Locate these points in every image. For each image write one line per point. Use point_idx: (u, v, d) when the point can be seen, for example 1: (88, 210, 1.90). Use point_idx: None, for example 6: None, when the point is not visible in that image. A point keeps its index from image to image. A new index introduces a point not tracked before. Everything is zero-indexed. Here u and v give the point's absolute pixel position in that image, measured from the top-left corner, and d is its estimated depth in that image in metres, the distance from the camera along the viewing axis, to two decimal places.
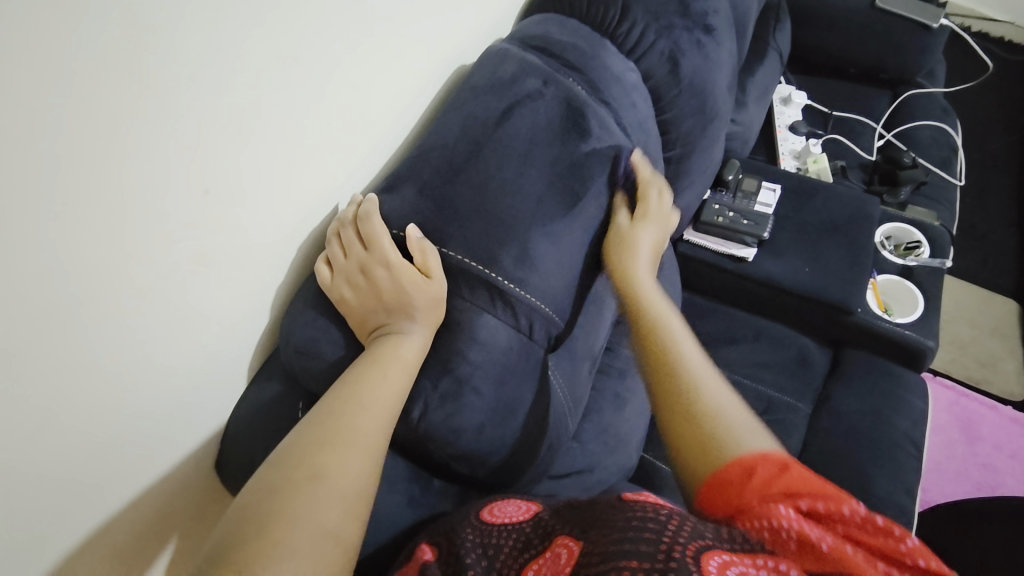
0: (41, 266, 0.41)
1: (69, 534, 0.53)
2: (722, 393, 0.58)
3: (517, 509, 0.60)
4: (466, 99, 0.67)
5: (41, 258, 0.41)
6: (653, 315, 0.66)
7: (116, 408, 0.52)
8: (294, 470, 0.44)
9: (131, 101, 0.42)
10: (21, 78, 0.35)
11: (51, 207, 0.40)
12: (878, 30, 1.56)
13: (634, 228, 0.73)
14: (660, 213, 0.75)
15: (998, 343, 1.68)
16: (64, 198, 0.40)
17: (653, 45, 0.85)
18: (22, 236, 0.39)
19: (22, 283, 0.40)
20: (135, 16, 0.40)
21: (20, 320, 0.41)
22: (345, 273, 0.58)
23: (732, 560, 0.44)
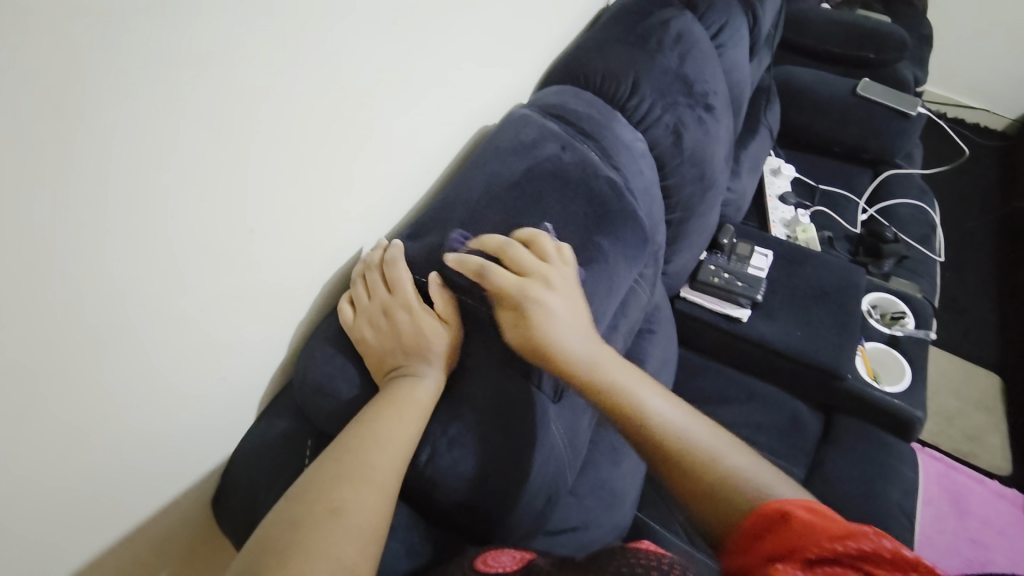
0: (101, 288, 0.44)
1: (60, 568, 0.52)
2: (723, 450, 0.57)
3: (511, 559, 0.59)
4: (489, 158, 0.72)
5: (96, 281, 0.43)
6: (620, 393, 0.60)
7: (133, 434, 0.53)
8: (314, 504, 0.45)
9: (203, 146, 0.47)
10: (112, 123, 0.40)
11: (117, 235, 0.43)
12: (859, 115, 1.70)
13: (535, 326, 0.60)
14: (555, 268, 0.62)
15: (984, 416, 1.71)
16: (131, 228, 0.44)
17: (659, 118, 0.93)
18: (91, 258, 0.42)
19: (80, 303, 0.43)
20: (217, 74, 0.46)
21: (67, 339, 0.43)
22: (368, 315, 0.60)
23: None
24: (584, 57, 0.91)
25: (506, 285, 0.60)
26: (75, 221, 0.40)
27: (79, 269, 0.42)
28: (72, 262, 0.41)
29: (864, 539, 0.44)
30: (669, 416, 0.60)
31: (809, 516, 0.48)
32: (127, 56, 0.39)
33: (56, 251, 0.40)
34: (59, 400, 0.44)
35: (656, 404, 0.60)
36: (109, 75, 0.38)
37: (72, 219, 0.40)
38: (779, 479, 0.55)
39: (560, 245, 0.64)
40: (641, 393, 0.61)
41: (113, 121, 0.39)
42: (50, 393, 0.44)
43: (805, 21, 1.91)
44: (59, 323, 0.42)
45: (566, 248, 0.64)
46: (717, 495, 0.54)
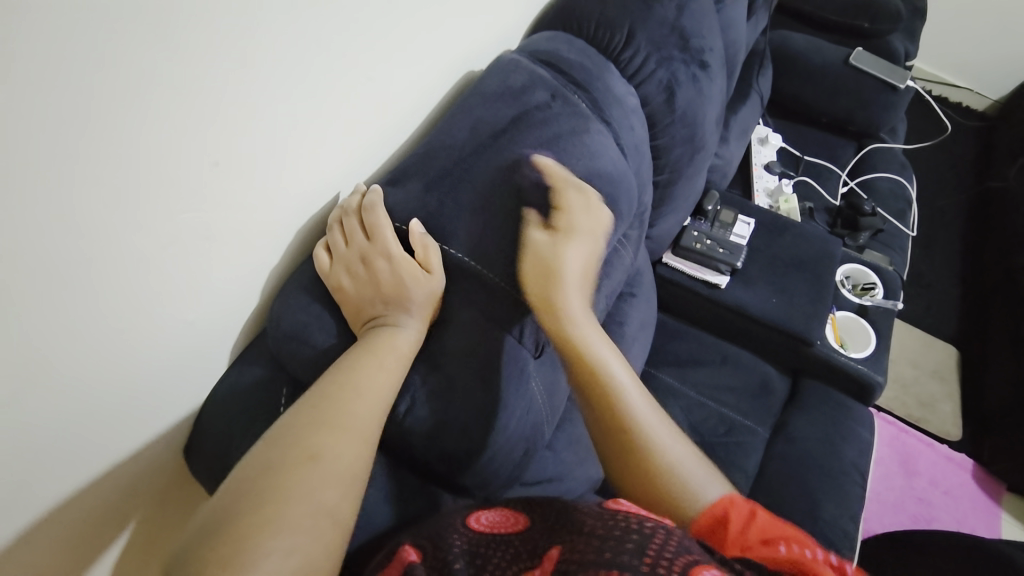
0: (57, 223, 0.41)
1: (28, 510, 0.51)
2: (668, 438, 0.60)
3: (500, 519, 0.61)
4: (476, 103, 0.68)
5: (60, 215, 0.41)
6: (589, 351, 0.63)
7: (102, 378, 0.51)
8: (290, 450, 0.44)
9: (169, 72, 0.44)
10: (66, 36, 0.36)
11: (76, 165, 0.40)
12: (850, 85, 1.69)
13: (541, 254, 0.64)
14: (580, 213, 0.67)
15: (938, 385, 1.81)
16: (89, 156, 0.41)
17: (652, 73, 0.90)
18: (42, 187, 0.39)
19: (37, 238, 0.40)
20: None
21: (25, 275, 0.40)
22: (345, 262, 0.58)
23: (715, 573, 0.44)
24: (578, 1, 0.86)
25: (559, 220, 0.65)
26: (34, 148, 0.37)
27: (31, 199, 0.39)
28: (31, 193, 0.38)
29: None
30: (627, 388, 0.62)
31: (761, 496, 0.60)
32: None
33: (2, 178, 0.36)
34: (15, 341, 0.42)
35: (625, 376, 0.63)
36: None
37: (17, 142, 0.36)
38: (706, 477, 0.58)
39: (597, 215, 0.68)
40: (608, 359, 0.63)
41: (70, 35, 0.36)
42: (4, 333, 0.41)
43: None
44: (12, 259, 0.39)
45: (596, 208, 0.68)
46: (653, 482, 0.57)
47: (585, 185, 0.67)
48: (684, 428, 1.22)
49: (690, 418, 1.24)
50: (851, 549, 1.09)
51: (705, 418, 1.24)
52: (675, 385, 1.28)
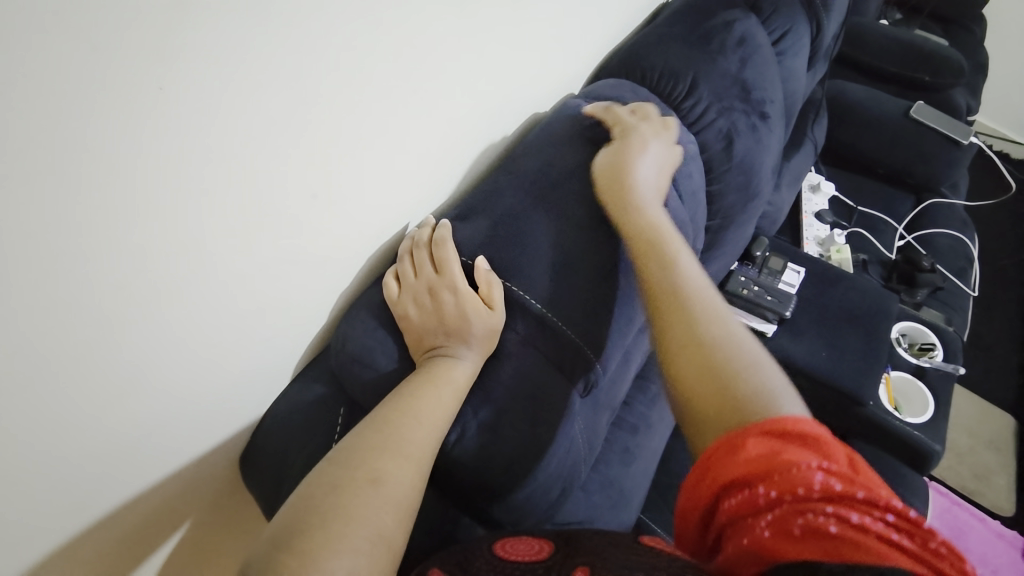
0: (171, 240, 0.45)
1: (100, 504, 0.54)
2: (730, 319, 0.58)
3: (528, 548, 0.60)
4: (543, 145, 0.70)
5: (171, 231, 0.45)
6: (654, 231, 0.65)
7: (181, 383, 0.55)
8: (355, 470, 0.46)
9: (279, 108, 0.48)
10: (204, 75, 0.41)
11: (192, 187, 0.45)
12: (909, 138, 1.65)
13: (621, 153, 0.70)
14: (652, 127, 0.74)
15: (996, 456, 1.69)
16: (207, 184, 0.46)
17: (712, 122, 0.91)
18: (162, 204, 0.43)
19: (150, 250, 0.44)
20: (301, 39, 0.47)
21: (135, 282, 0.45)
22: (413, 292, 0.60)
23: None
24: (643, 51, 0.89)
25: (617, 118, 0.73)
26: (161, 171, 0.42)
27: (156, 217, 0.43)
28: (154, 210, 0.43)
29: (814, 473, 0.42)
30: (693, 275, 0.62)
31: (769, 445, 0.45)
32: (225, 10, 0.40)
33: (136, 200, 0.41)
34: (122, 341, 0.46)
35: (688, 263, 0.63)
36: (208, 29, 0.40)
37: (151, 170, 0.41)
38: (772, 374, 0.53)
39: (673, 134, 0.76)
40: (675, 245, 0.64)
41: (205, 75, 0.41)
42: (115, 333, 0.45)
43: (863, 34, 1.84)
44: (131, 270, 0.44)
45: (666, 122, 0.77)
46: (697, 352, 0.54)
47: (654, 106, 0.77)
48: None
49: None
50: None
51: None
52: None
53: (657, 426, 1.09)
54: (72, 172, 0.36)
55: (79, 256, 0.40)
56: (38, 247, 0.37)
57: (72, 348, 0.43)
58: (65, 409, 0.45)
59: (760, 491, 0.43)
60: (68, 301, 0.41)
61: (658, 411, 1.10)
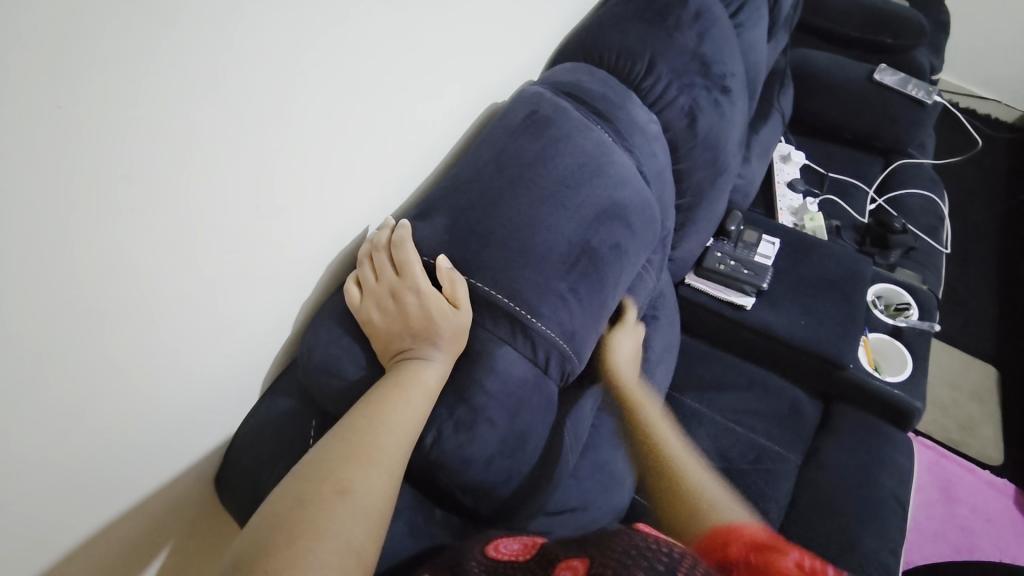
0: (102, 263, 0.43)
1: (67, 542, 0.52)
2: None
3: (520, 546, 0.63)
4: (501, 136, 0.68)
5: (104, 251, 0.43)
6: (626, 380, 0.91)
7: (140, 410, 0.53)
8: (321, 484, 0.45)
9: (209, 117, 0.46)
10: (116, 86, 0.39)
11: (120, 206, 0.42)
12: (875, 102, 1.68)
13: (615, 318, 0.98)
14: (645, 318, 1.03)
15: (978, 407, 1.74)
16: (137, 203, 0.44)
17: (674, 100, 0.90)
18: (88, 228, 0.41)
19: (82, 276, 0.42)
20: (224, 46, 0.45)
21: (70, 313, 0.42)
22: (375, 296, 0.59)
23: None
24: (598, 33, 0.87)
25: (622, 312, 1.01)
26: (82, 192, 0.39)
27: (84, 244, 0.41)
28: (79, 234, 0.41)
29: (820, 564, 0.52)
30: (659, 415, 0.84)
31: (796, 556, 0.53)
32: (130, 19, 0.38)
33: (53, 225, 0.39)
34: (66, 376, 0.44)
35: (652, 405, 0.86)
36: (111, 38, 0.37)
37: (66, 194, 0.39)
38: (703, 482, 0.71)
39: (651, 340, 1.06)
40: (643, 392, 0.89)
41: (117, 88, 0.39)
42: (54, 370, 0.43)
43: (823, 1, 1.85)
44: (59, 299, 0.41)
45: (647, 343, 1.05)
46: None
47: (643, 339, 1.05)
48: (709, 454, 1.19)
49: (716, 444, 1.21)
50: None
51: (733, 444, 1.21)
52: (700, 410, 1.25)
53: None
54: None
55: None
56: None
57: (10, 388, 0.41)
58: (13, 451, 0.43)
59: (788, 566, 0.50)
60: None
61: (645, 392, 1.10)
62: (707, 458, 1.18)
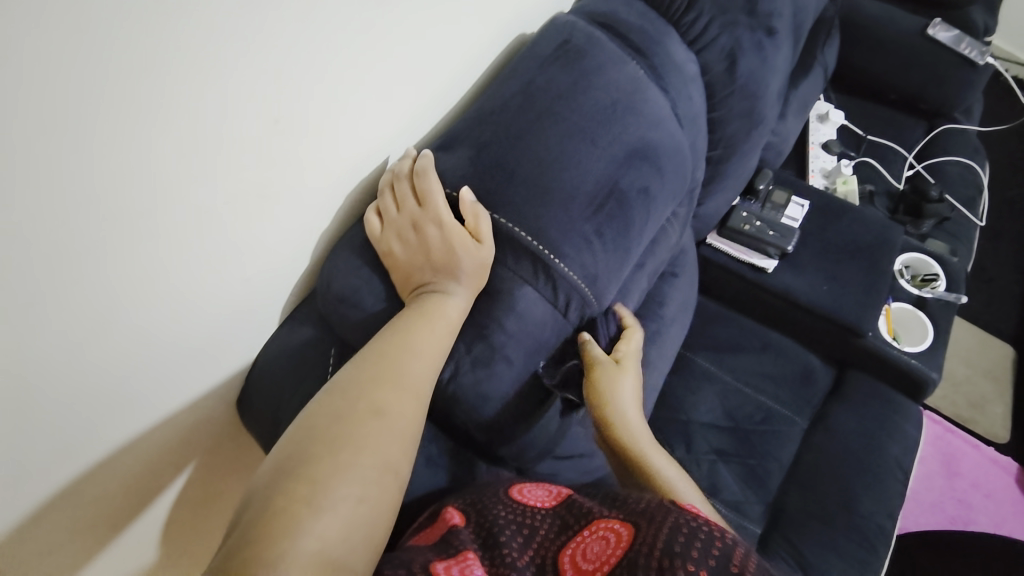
0: (121, 169, 0.42)
1: (97, 447, 0.54)
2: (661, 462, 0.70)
3: (546, 494, 0.66)
4: (530, 66, 0.64)
5: (124, 156, 0.42)
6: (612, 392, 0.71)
7: (165, 325, 0.54)
8: (357, 402, 0.48)
9: (228, 19, 0.43)
10: None
11: (138, 108, 0.41)
12: (926, 59, 1.56)
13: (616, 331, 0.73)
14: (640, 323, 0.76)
15: (992, 386, 1.72)
16: (155, 107, 0.42)
17: (714, 39, 0.84)
18: (106, 130, 0.40)
19: (102, 180, 0.41)
20: None
21: (92, 218, 0.42)
22: (396, 228, 0.58)
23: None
24: None
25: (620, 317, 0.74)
26: (99, 88, 0.38)
27: (107, 154, 0.41)
28: (98, 135, 0.39)
29: None
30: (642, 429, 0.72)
31: None
32: None
33: (70, 122, 0.38)
34: (93, 285, 0.45)
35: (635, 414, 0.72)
36: None
37: (83, 88, 0.37)
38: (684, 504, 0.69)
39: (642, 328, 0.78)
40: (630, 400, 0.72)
41: None
42: (79, 275, 0.44)
43: None
44: (80, 202, 0.41)
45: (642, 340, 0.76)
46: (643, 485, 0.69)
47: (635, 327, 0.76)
48: (717, 413, 1.20)
49: (724, 404, 1.21)
50: (886, 544, 1.07)
51: (741, 405, 1.21)
52: (711, 370, 1.25)
53: (658, 364, 1.10)
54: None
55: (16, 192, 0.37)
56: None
57: (31, 288, 0.41)
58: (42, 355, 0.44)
59: None
60: (15, 241, 0.38)
61: (659, 348, 1.10)
62: (714, 417, 1.19)
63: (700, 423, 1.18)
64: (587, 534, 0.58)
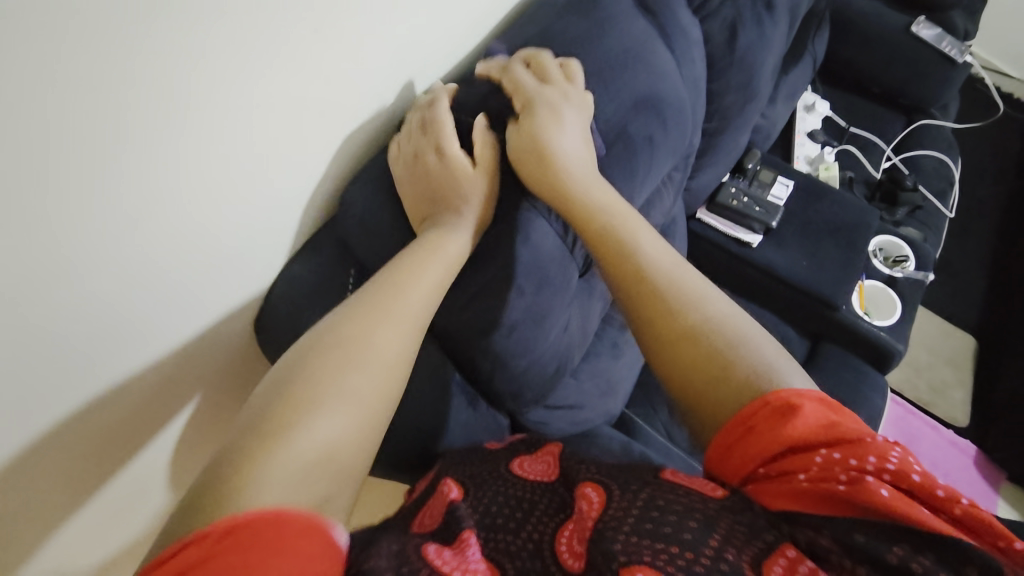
0: (163, 62, 0.43)
1: (121, 356, 0.56)
2: (687, 284, 0.55)
3: (545, 467, 0.66)
4: (546, 15, 0.68)
5: (168, 49, 0.43)
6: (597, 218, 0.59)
7: (190, 234, 0.55)
8: (344, 337, 0.47)
9: None
10: None
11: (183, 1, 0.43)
12: (908, 55, 1.64)
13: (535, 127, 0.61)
14: (559, 90, 0.62)
15: (951, 372, 1.84)
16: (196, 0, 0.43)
17: (717, 10, 0.89)
18: (152, 18, 0.41)
19: (145, 70, 0.43)
20: None
21: (135, 110, 0.43)
22: (404, 156, 0.62)
23: (796, 564, 0.41)
24: None
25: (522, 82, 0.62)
26: None
27: (151, 43, 0.42)
28: (146, 23, 0.41)
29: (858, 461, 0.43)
30: (657, 258, 0.57)
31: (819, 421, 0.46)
32: None
33: (122, 4, 0.39)
34: (127, 181, 0.46)
35: (645, 240, 0.58)
36: None
37: None
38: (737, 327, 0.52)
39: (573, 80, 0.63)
40: (628, 230, 0.58)
41: None
42: (118, 168, 0.45)
43: None
44: (124, 91, 0.42)
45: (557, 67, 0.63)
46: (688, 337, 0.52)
47: (540, 55, 0.63)
48: None
49: None
50: None
51: None
52: None
53: None
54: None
55: (58, 88, 0.38)
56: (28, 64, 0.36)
57: (72, 173, 0.42)
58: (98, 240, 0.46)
59: (820, 452, 0.45)
60: (61, 122, 0.39)
61: None
62: None
63: None
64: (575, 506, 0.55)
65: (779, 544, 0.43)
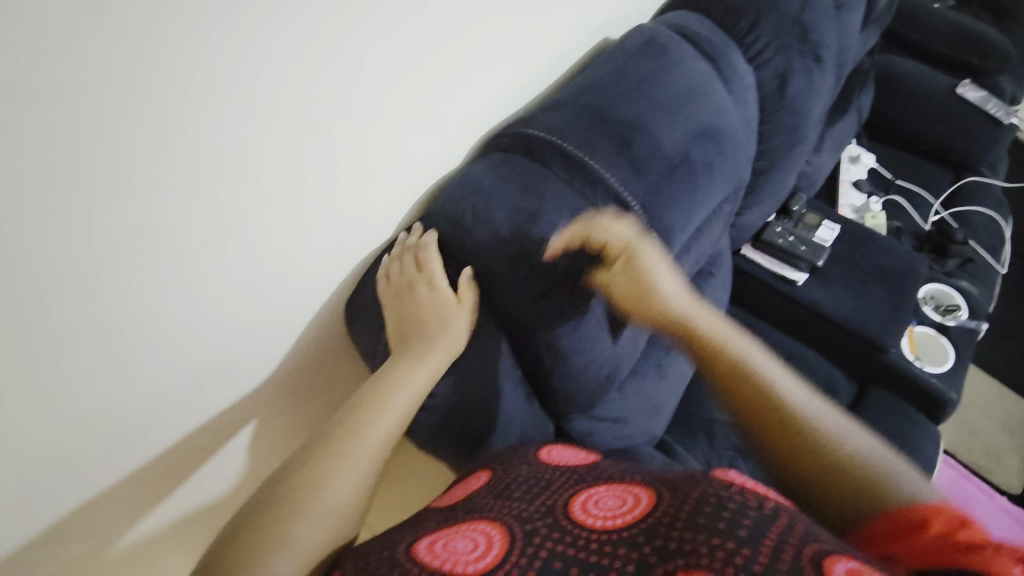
0: (311, 64, 0.54)
1: (239, 318, 0.65)
2: (818, 406, 0.62)
3: (573, 457, 0.71)
4: (620, 55, 0.78)
5: (317, 53, 0.54)
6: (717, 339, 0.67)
7: (307, 216, 0.64)
8: (312, 459, 0.56)
9: None
10: None
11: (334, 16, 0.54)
12: (954, 114, 1.70)
13: (636, 269, 0.70)
14: (643, 234, 0.71)
15: (1009, 438, 1.75)
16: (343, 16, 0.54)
17: (770, 60, 0.99)
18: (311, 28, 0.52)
19: (298, 68, 0.53)
20: None
21: (284, 101, 0.54)
22: (395, 288, 0.70)
23: (854, 566, 0.45)
24: None
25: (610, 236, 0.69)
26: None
27: (306, 46, 0.53)
28: (305, 30, 0.52)
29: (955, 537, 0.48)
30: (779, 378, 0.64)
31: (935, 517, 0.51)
32: None
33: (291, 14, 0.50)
34: (269, 161, 0.56)
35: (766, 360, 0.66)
36: None
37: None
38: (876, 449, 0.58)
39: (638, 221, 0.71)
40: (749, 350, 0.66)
41: None
42: (264, 148, 0.55)
43: (916, 12, 1.87)
44: (279, 84, 0.53)
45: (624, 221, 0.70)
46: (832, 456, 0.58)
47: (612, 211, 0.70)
48: None
49: None
50: None
51: None
52: None
53: None
54: (117, 87, 0.42)
55: (235, 78, 0.49)
56: (153, 98, 0.45)
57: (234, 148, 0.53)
58: (88, 356, 0.52)
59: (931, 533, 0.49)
60: (234, 104, 0.50)
61: None
62: None
63: (722, 421, 1.25)
64: (603, 490, 0.60)
65: (834, 549, 0.46)
